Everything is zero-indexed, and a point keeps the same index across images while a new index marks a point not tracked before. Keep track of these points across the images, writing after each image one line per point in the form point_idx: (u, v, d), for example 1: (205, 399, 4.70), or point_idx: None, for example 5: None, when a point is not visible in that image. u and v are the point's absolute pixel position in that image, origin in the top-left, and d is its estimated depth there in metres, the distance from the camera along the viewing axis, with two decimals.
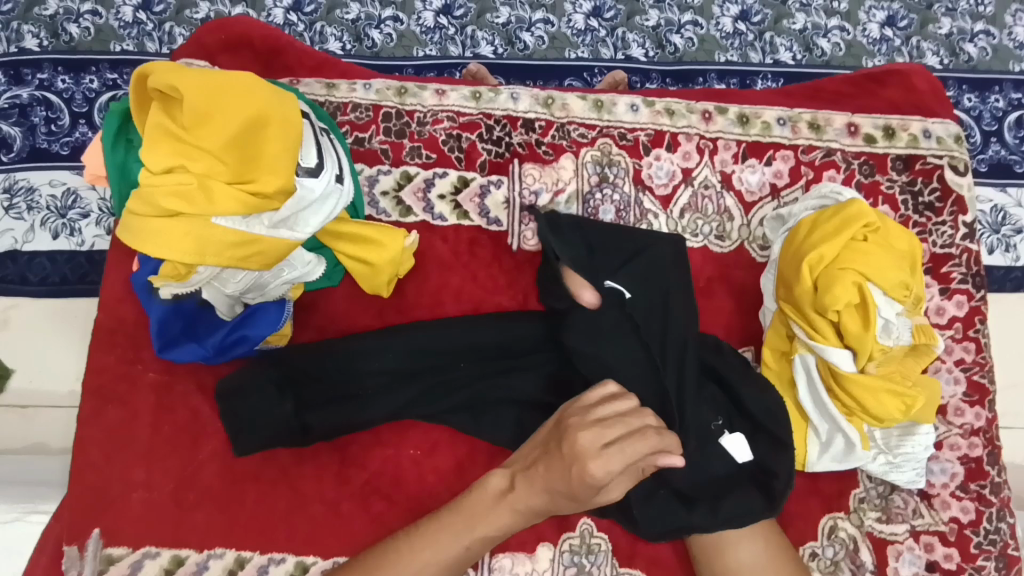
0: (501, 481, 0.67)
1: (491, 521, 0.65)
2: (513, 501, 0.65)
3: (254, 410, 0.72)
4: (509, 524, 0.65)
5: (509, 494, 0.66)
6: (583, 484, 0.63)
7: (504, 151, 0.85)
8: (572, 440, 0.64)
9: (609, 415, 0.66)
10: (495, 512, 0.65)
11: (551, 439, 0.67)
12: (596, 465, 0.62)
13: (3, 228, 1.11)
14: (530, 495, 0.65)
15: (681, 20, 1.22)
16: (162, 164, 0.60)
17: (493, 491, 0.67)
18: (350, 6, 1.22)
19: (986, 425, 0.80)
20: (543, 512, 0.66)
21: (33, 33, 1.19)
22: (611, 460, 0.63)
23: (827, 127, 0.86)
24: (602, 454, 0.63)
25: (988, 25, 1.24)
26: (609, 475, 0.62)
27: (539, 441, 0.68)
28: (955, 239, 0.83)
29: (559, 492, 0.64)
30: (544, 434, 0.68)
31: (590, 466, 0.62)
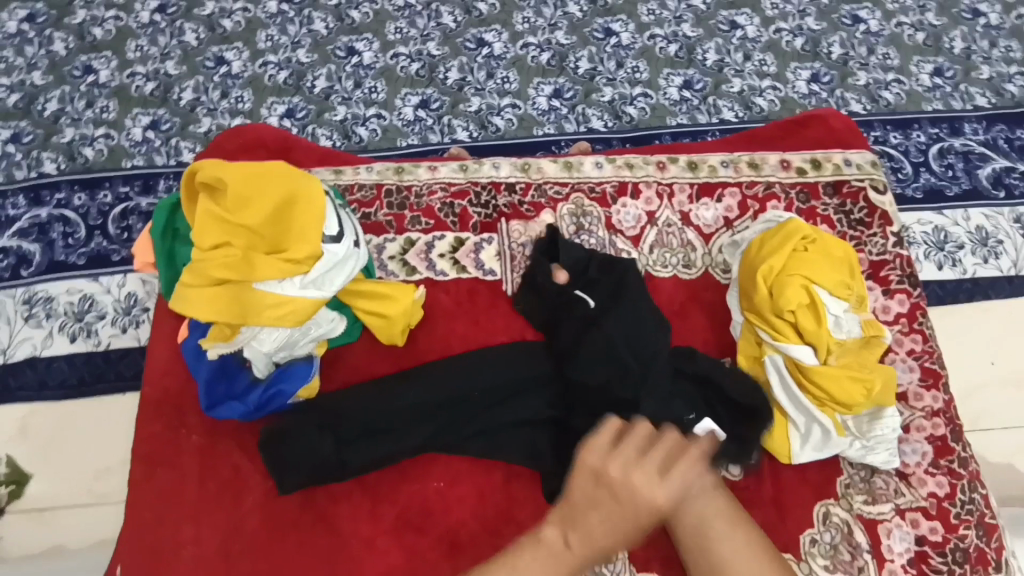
0: (557, 535, 0.71)
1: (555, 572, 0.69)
2: (576, 556, 0.70)
3: (295, 450, 0.80)
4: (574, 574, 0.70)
5: (576, 549, 0.70)
6: (652, 514, 0.72)
7: (492, 213, 0.98)
8: (631, 482, 0.72)
9: (639, 448, 0.75)
10: (559, 563, 0.69)
11: (599, 484, 0.73)
12: (661, 496, 0.72)
13: (24, 335, 1.20)
14: (590, 549, 0.70)
15: (633, 93, 1.41)
16: (211, 242, 0.72)
17: (551, 545, 0.70)
18: (337, 109, 1.39)
19: (945, 406, 0.90)
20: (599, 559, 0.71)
21: (52, 159, 1.33)
22: (672, 485, 0.73)
23: (763, 165, 1.01)
24: (661, 486, 0.73)
25: (898, 75, 1.44)
26: (672, 499, 0.73)
27: (583, 492, 0.73)
28: (887, 247, 0.97)
29: (626, 531, 0.71)
30: (586, 484, 0.73)
31: (659, 498, 0.72)
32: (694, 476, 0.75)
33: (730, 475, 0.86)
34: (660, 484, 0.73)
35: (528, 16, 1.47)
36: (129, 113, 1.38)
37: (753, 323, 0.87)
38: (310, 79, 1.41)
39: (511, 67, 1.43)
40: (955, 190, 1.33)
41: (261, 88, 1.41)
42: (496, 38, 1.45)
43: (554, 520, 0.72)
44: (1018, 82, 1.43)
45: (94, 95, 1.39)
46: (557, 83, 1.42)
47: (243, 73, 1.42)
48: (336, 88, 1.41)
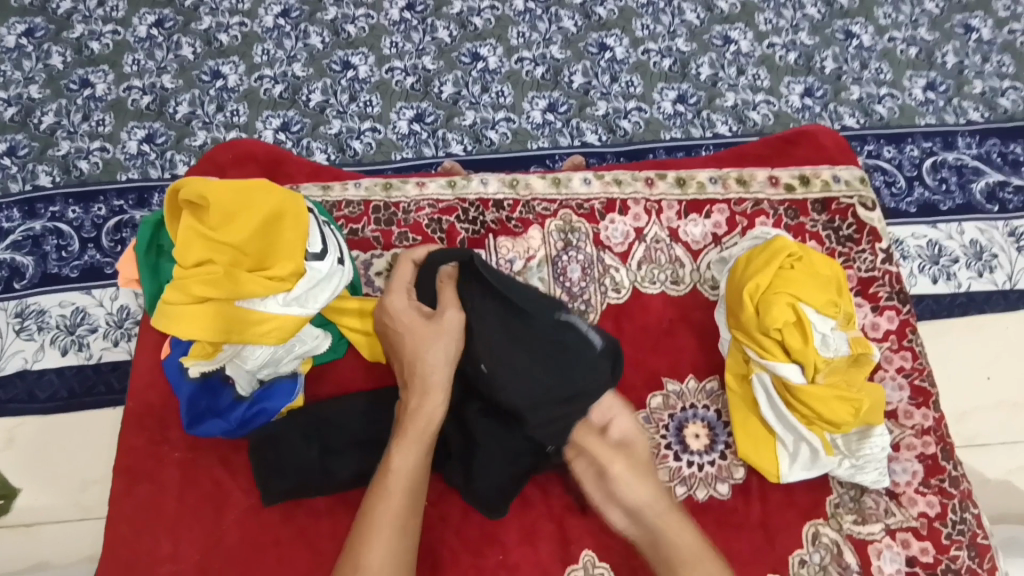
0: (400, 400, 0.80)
1: (411, 427, 0.76)
2: (422, 404, 0.77)
3: (281, 456, 0.81)
4: (423, 413, 0.77)
5: (419, 400, 0.77)
6: (407, 315, 0.81)
7: (479, 228, 0.98)
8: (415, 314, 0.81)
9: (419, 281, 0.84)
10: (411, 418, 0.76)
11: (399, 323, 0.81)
12: (391, 301, 0.82)
13: (15, 349, 1.20)
14: (418, 379, 0.78)
15: (627, 107, 1.42)
16: (194, 259, 0.72)
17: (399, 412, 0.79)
18: (332, 123, 1.40)
19: (935, 424, 0.89)
20: (438, 385, 0.78)
21: (47, 172, 1.34)
22: (395, 291, 0.83)
23: (752, 181, 1.01)
24: (394, 294, 0.83)
25: (891, 89, 1.44)
26: (391, 300, 0.82)
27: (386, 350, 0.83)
28: (876, 263, 0.97)
29: (420, 343, 0.79)
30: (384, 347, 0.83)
31: (388, 301, 0.82)
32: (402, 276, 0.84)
33: (717, 493, 0.86)
34: (383, 297, 0.83)
35: (523, 31, 1.48)
36: (125, 126, 1.39)
37: (740, 341, 0.86)
38: (305, 92, 1.42)
39: (506, 81, 1.44)
40: (948, 205, 1.33)
41: (256, 101, 1.42)
42: (491, 52, 1.46)
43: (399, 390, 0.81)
44: (1010, 97, 1.43)
45: (90, 109, 1.40)
46: (552, 97, 1.43)
47: (238, 87, 1.43)
48: (331, 102, 1.42)
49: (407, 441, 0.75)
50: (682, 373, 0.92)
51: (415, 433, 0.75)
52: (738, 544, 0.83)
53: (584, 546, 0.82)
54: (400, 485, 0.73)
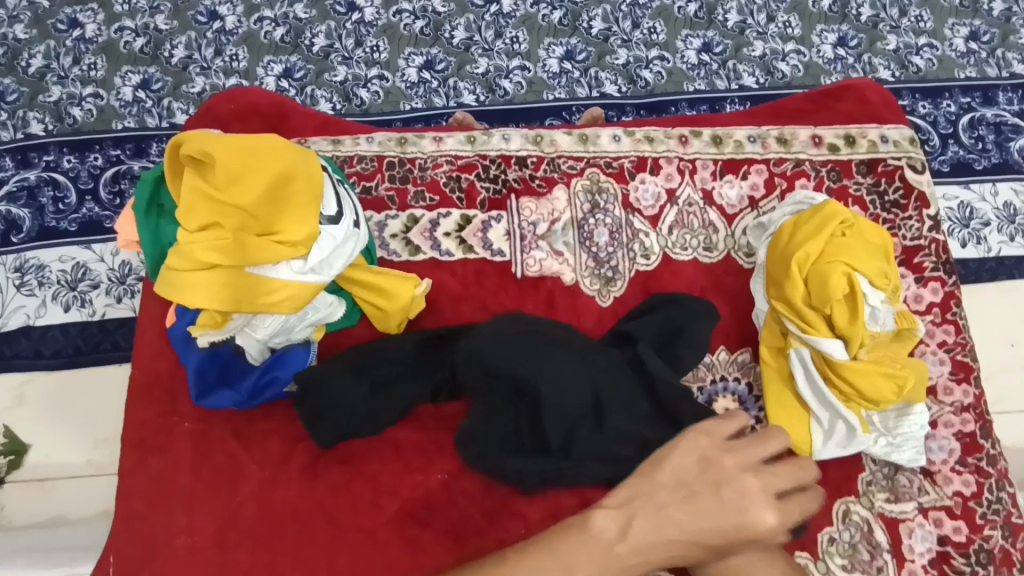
0: (614, 523, 0.64)
1: (602, 566, 0.62)
2: (624, 553, 0.63)
3: (331, 395, 0.76)
4: (618, 571, 0.63)
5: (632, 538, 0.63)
6: (740, 525, 0.65)
7: (501, 188, 0.92)
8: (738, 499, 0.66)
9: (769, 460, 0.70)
10: (599, 553, 0.62)
11: (716, 487, 0.67)
12: (763, 518, 0.65)
13: (16, 305, 1.15)
14: (644, 551, 0.64)
15: (649, 56, 1.32)
16: (199, 223, 0.67)
17: (607, 537, 0.63)
18: (337, 69, 1.31)
19: (975, 401, 0.85)
20: (646, 565, 0.64)
21: (38, 120, 1.26)
22: (789, 511, 0.67)
23: (793, 140, 0.94)
24: (762, 501, 0.66)
25: (931, 39, 1.34)
26: (779, 523, 0.66)
27: (672, 489, 0.66)
28: (922, 231, 0.91)
29: (693, 527, 0.64)
30: (674, 477, 0.67)
31: (764, 515, 0.65)
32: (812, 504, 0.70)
33: None
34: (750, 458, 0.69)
35: None
36: (119, 71, 1.30)
37: (780, 313, 0.82)
38: (308, 36, 1.33)
39: (521, 26, 1.34)
40: (984, 164, 1.26)
41: (256, 46, 1.32)
42: None
43: (613, 506, 0.66)
44: None
45: (80, 51, 1.31)
46: (569, 44, 1.33)
47: (237, 30, 1.33)
48: (336, 47, 1.32)
49: (590, 575, 0.61)
50: (713, 345, 0.88)
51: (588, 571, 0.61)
52: None
53: None
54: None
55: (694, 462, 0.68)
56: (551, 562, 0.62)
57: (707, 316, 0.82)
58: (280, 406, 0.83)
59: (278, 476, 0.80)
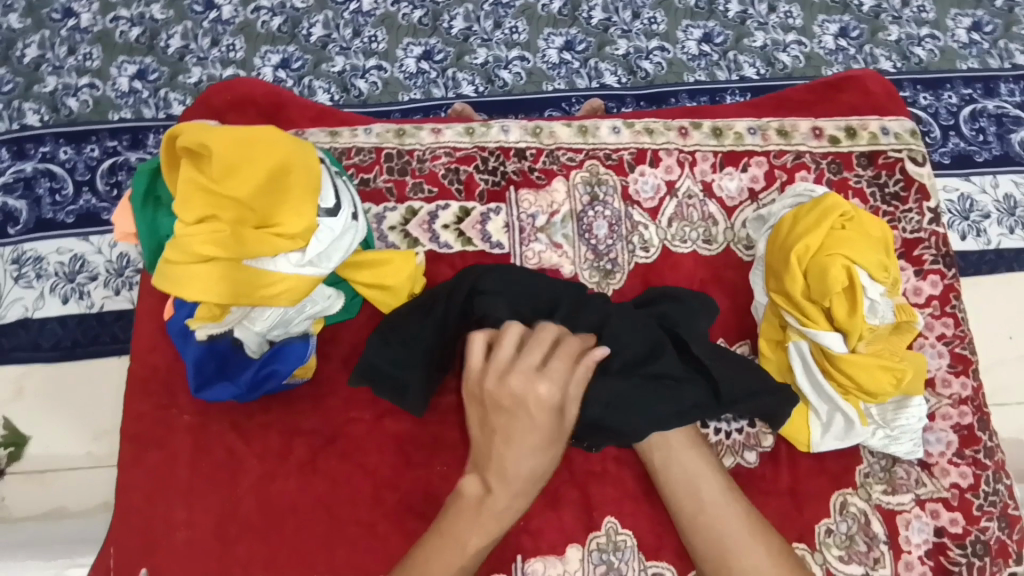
0: (476, 485, 0.70)
1: (484, 526, 0.69)
2: (495, 500, 0.69)
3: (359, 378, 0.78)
4: (505, 518, 0.70)
5: (493, 491, 0.69)
6: (541, 413, 0.68)
7: (500, 180, 0.91)
8: (507, 399, 0.68)
9: (515, 353, 0.69)
10: (477, 515, 0.69)
11: (483, 408, 0.69)
12: (542, 393, 0.68)
13: (14, 297, 1.15)
14: (509, 484, 0.69)
15: (649, 47, 1.32)
16: (196, 216, 0.67)
17: (475, 498, 0.70)
18: (335, 60, 1.30)
19: (973, 394, 0.85)
20: (524, 493, 0.70)
21: (34, 110, 1.25)
22: (552, 377, 0.68)
23: (794, 132, 0.94)
24: (529, 381, 0.68)
25: (933, 30, 1.33)
26: (562, 389, 0.68)
27: (479, 428, 0.70)
28: (922, 224, 0.91)
29: (525, 451, 0.68)
30: (477, 422, 0.71)
31: (540, 391, 0.67)
32: (575, 357, 0.70)
33: (743, 462, 0.83)
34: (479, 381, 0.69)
35: None
36: (115, 61, 1.29)
37: (779, 306, 0.82)
38: (305, 26, 1.32)
39: (520, 16, 1.33)
40: (985, 156, 1.25)
41: (254, 36, 1.31)
42: None
43: (472, 469, 0.71)
44: None
45: (76, 41, 1.30)
46: (569, 34, 1.32)
47: (234, 19, 1.32)
48: (334, 37, 1.31)
49: (478, 532, 0.68)
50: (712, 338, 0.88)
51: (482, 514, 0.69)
52: (765, 512, 0.80)
53: (607, 513, 0.80)
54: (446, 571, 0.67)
55: (475, 403, 0.70)
56: (445, 537, 0.68)
57: (706, 310, 0.81)
58: (278, 399, 0.83)
59: (277, 470, 0.80)
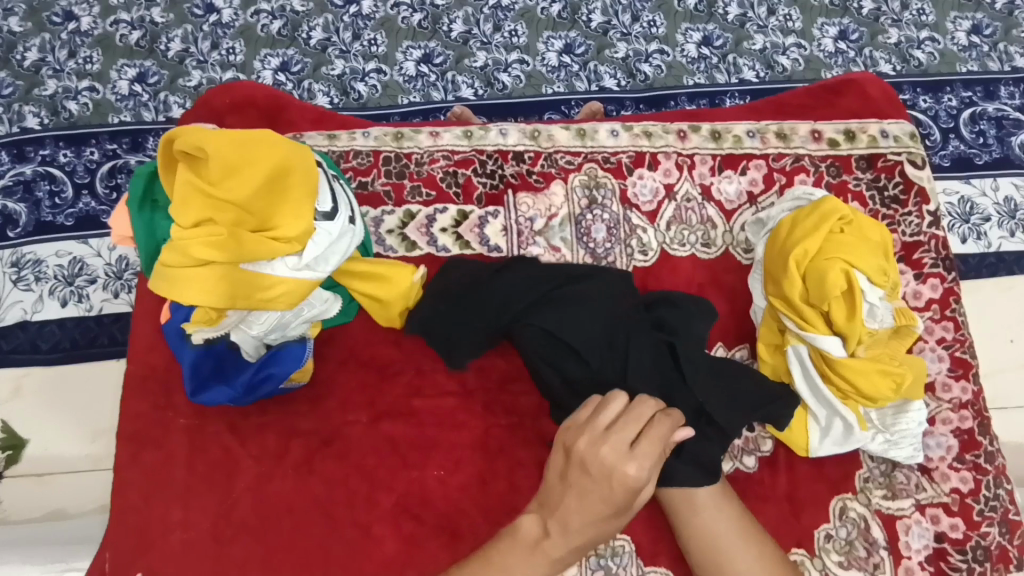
0: (535, 526, 0.69)
1: (531, 565, 0.67)
2: (552, 546, 0.67)
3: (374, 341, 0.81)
4: (551, 566, 0.68)
5: (552, 537, 0.67)
6: (620, 490, 0.66)
7: (498, 183, 0.91)
8: (596, 464, 0.67)
9: (611, 423, 0.69)
10: (530, 558, 0.67)
11: (569, 466, 0.69)
12: (629, 475, 0.66)
13: (12, 300, 1.15)
14: (569, 538, 0.67)
15: (649, 50, 1.31)
16: (193, 219, 0.67)
17: (530, 538, 0.68)
18: (335, 63, 1.30)
19: (973, 398, 0.85)
20: (580, 548, 0.68)
21: (34, 113, 1.25)
22: (644, 461, 0.67)
23: (793, 135, 0.94)
24: (622, 457, 0.67)
25: (933, 33, 1.33)
26: (650, 473, 0.67)
27: (558, 479, 0.70)
28: (922, 227, 0.90)
29: (592, 515, 0.67)
30: (556, 471, 0.70)
31: (628, 472, 0.66)
32: (664, 446, 0.68)
33: (742, 466, 0.82)
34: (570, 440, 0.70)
35: None
36: (115, 64, 1.29)
37: (777, 310, 0.81)
38: (305, 29, 1.32)
39: (520, 19, 1.33)
40: (985, 159, 1.25)
41: (253, 39, 1.31)
42: None
43: (535, 509, 0.70)
44: None
45: (76, 44, 1.30)
46: (568, 37, 1.32)
47: (234, 22, 1.32)
48: (334, 40, 1.31)
49: None
50: (710, 341, 0.88)
51: (531, 556, 0.67)
52: (764, 516, 0.80)
53: None
54: None
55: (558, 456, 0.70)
56: (490, 567, 0.67)
57: (704, 313, 0.81)
58: (275, 403, 0.83)
59: (274, 471, 0.80)
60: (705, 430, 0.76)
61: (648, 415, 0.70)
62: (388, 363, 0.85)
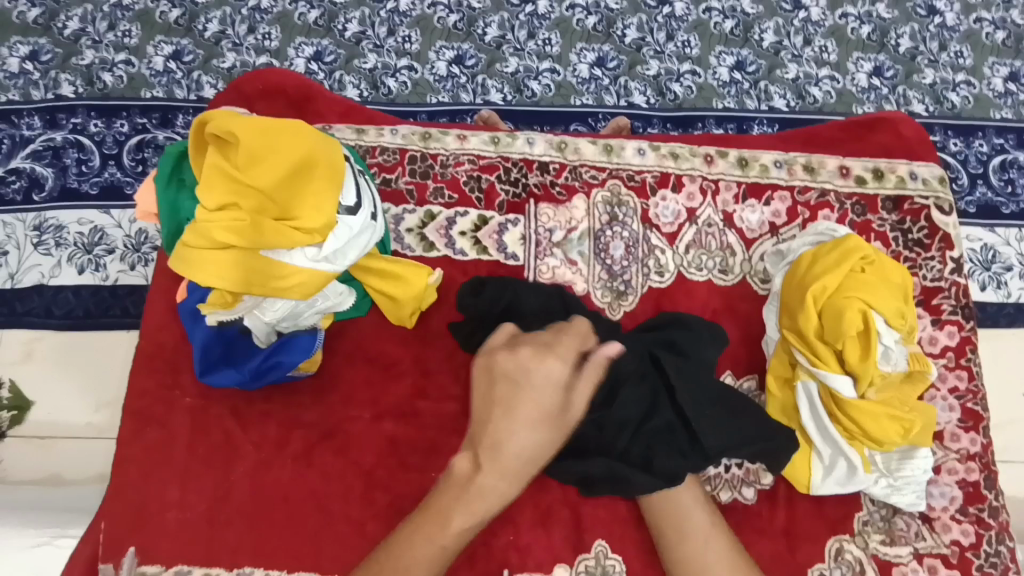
0: (468, 462, 0.70)
1: (471, 503, 0.69)
2: (486, 479, 0.69)
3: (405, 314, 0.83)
4: (491, 496, 0.69)
5: (485, 470, 0.69)
6: (544, 390, 0.70)
7: (521, 192, 0.91)
8: (516, 372, 0.71)
9: (523, 340, 0.74)
10: (468, 494, 0.69)
11: (491, 383, 0.72)
12: (550, 371, 0.71)
13: (32, 263, 1.16)
14: (500, 463, 0.69)
15: (680, 70, 1.31)
16: (217, 202, 0.67)
17: (463, 475, 0.70)
18: (368, 57, 1.31)
19: (982, 450, 0.84)
20: (515, 475, 0.70)
21: (70, 82, 1.27)
22: (560, 360, 0.72)
23: (820, 169, 0.93)
24: (541, 364, 0.71)
25: (969, 76, 1.32)
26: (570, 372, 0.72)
27: (482, 401, 0.72)
28: (944, 273, 0.89)
29: (524, 424, 0.69)
30: (479, 395, 0.73)
31: (549, 371, 0.71)
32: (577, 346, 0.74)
33: (741, 497, 0.82)
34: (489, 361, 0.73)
35: None
36: (152, 40, 1.31)
37: (791, 344, 0.81)
38: (341, 21, 1.33)
39: (555, 28, 1.33)
40: (1011, 208, 1.23)
41: (290, 26, 1.33)
42: None
43: (466, 447, 0.72)
44: None
45: (116, 18, 1.32)
46: (601, 50, 1.32)
47: (272, 9, 1.34)
48: (369, 34, 1.32)
49: (462, 513, 0.68)
50: (720, 369, 0.87)
51: (473, 491, 0.69)
52: (758, 551, 0.79)
53: (598, 536, 0.79)
54: (428, 542, 0.67)
55: (480, 380, 0.74)
56: (432, 509, 0.69)
57: (717, 341, 0.81)
58: (281, 390, 0.83)
59: (273, 459, 0.80)
60: (678, 444, 0.74)
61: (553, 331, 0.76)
62: (395, 361, 0.85)
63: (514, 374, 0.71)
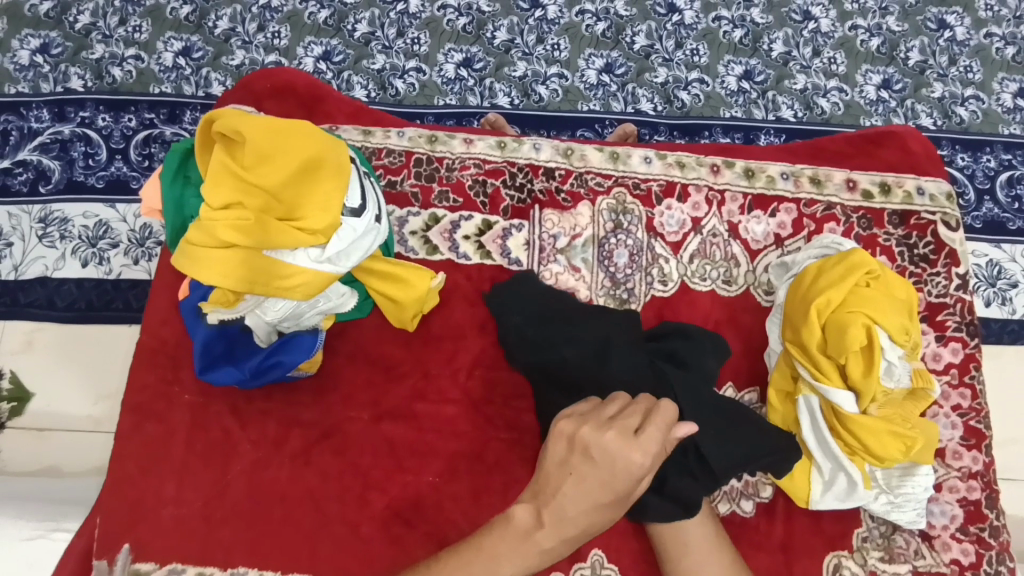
0: (528, 515, 0.65)
1: (526, 557, 0.64)
2: (544, 538, 0.64)
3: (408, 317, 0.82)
4: (545, 555, 0.64)
5: (546, 529, 0.63)
6: (623, 476, 0.63)
7: (526, 197, 0.91)
8: (602, 446, 0.63)
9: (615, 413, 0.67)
10: (520, 549, 0.63)
11: (571, 445, 0.65)
12: (633, 461, 0.62)
13: (36, 255, 1.17)
14: (562, 528, 0.63)
15: (688, 78, 1.31)
16: (222, 201, 0.67)
17: (523, 528, 0.64)
18: (376, 57, 1.31)
19: (984, 469, 0.83)
20: (573, 539, 0.64)
21: (79, 75, 1.28)
22: (646, 447, 0.63)
23: (827, 182, 0.93)
24: (631, 446, 0.63)
25: (978, 91, 1.32)
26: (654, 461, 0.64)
27: (555, 462, 0.65)
28: (949, 289, 0.89)
29: (593, 501, 0.62)
30: (555, 456, 0.65)
31: (633, 457, 0.62)
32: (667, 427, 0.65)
33: (739, 510, 0.81)
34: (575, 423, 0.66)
35: None
36: (162, 36, 1.31)
37: (794, 357, 0.80)
38: (351, 21, 1.33)
39: (564, 33, 1.33)
40: (1018, 224, 1.22)
41: (300, 25, 1.33)
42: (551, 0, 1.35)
43: (528, 498, 0.66)
44: None
45: (127, 13, 1.32)
46: (610, 57, 1.32)
47: (282, 7, 1.34)
48: (378, 35, 1.32)
49: (512, 566, 0.63)
50: (721, 380, 0.87)
51: (529, 545, 0.64)
52: (755, 565, 0.78)
53: (594, 545, 0.79)
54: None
55: (557, 438, 0.66)
56: (482, 552, 0.64)
57: (719, 353, 0.80)
58: (280, 389, 0.83)
59: (271, 459, 0.80)
60: (689, 465, 0.73)
61: (644, 405, 0.68)
62: (395, 364, 0.85)
63: (599, 448, 0.63)
